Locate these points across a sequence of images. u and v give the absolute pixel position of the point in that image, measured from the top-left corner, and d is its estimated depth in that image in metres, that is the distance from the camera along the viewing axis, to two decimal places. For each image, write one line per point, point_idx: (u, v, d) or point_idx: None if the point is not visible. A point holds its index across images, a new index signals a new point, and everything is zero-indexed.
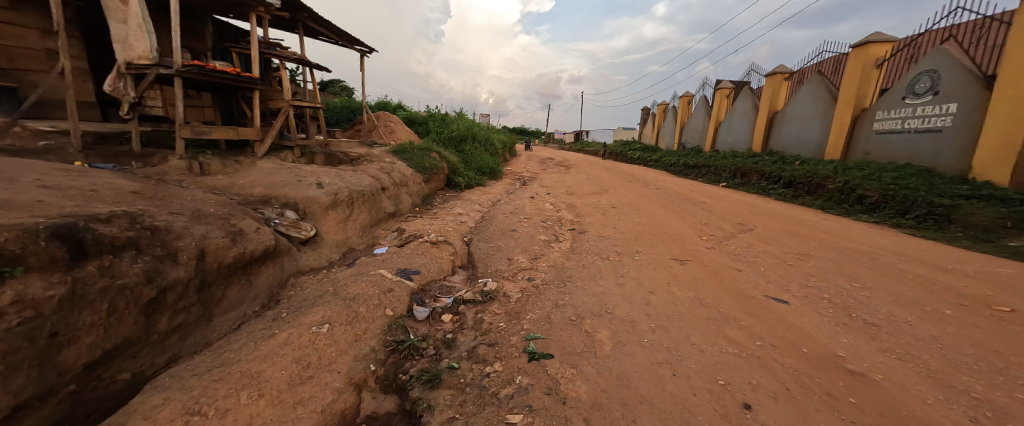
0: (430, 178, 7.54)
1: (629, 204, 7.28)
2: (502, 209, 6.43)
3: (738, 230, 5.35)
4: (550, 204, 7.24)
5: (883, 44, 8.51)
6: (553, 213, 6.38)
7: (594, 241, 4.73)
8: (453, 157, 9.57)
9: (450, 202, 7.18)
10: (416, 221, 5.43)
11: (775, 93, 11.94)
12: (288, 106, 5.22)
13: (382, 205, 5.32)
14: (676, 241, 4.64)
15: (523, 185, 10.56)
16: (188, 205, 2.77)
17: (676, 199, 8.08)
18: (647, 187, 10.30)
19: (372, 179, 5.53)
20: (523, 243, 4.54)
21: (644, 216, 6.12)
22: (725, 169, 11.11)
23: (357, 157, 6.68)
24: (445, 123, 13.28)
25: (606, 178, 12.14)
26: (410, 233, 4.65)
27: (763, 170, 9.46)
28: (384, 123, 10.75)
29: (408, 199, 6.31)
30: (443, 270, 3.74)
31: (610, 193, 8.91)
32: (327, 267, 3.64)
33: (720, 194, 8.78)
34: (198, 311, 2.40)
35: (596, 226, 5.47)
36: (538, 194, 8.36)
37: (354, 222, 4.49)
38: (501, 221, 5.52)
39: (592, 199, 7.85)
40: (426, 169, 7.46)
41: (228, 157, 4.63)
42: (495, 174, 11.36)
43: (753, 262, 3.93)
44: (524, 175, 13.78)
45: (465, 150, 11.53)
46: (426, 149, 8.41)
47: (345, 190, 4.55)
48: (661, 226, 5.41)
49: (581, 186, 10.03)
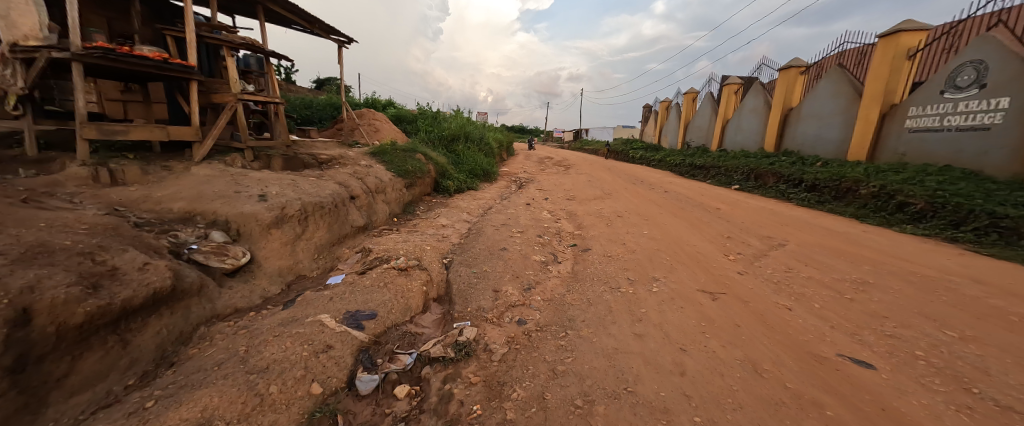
0: (413, 183, 6.73)
1: (636, 212, 6.49)
2: (493, 220, 5.63)
3: (767, 246, 4.56)
4: (548, 212, 6.44)
5: (916, 32, 7.70)
6: (550, 223, 5.60)
7: (599, 263, 3.93)
8: (442, 158, 8.75)
9: (435, 210, 6.36)
10: (390, 236, 4.63)
11: (790, 89, 11.12)
12: (235, 100, 4.40)
13: (348, 218, 4.49)
14: (699, 263, 3.85)
15: (519, 189, 9.75)
16: (29, 238, 1.96)
17: (687, 205, 7.30)
18: (652, 191, 9.51)
19: (338, 187, 4.70)
20: (513, 266, 3.74)
21: (655, 227, 5.33)
22: (736, 171, 10.32)
23: (327, 160, 5.85)
24: (435, 121, 12.46)
25: (608, 181, 11.38)
26: (377, 254, 3.82)
27: (781, 172, 8.67)
28: (367, 122, 9.90)
29: (385, 209, 5.49)
30: (410, 308, 2.93)
31: (613, 198, 8.11)
32: (259, 307, 2.81)
33: (734, 199, 7.99)
34: (11, 404, 1.53)
35: (601, 241, 4.67)
36: (534, 200, 7.54)
37: (307, 242, 3.67)
38: (489, 235, 4.73)
39: (595, 206, 7.06)
40: (408, 173, 6.64)
41: (156, 163, 3.82)
42: (489, 176, 10.55)
43: (800, 294, 3.14)
44: (521, 177, 12.98)
45: (456, 151, 10.70)
46: (410, 150, 7.59)
47: (296, 203, 3.72)
48: (676, 241, 4.62)
49: (582, 190, 9.25)
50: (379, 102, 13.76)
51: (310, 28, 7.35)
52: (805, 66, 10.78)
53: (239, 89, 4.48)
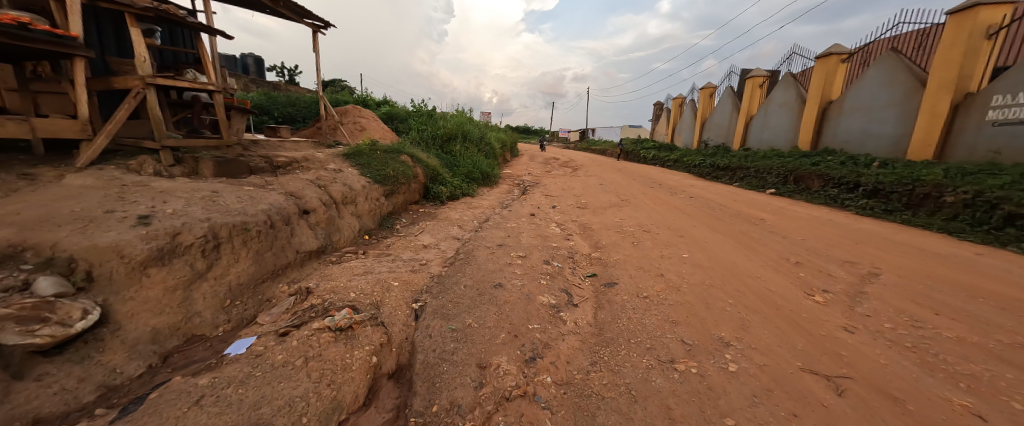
0: (394, 190, 5.63)
1: (664, 225, 5.31)
2: (488, 238, 4.49)
3: (857, 279, 3.35)
4: (556, 226, 5.31)
5: (999, 6, 6.43)
6: (560, 242, 4.45)
7: (634, 307, 2.78)
8: (434, 160, 7.66)
9: (420, 224, 5.24)
10: (351, 264, 3.53)
11: (829, 79, 9.83)
12: (144, 85, 3.35)
13: (294, 242, 3.38)
14: (780, 311, 2.65)
15: (522, 194, 8.63)
16: None
17: (723, 215, 6.14)
18: (675, 197, 8.34)
19: (284, 200, 3.59)
20: (509, 318, 2.59)
21: (695, 247, 4.15)
22: (771, 173, 9.11)
23: (285, 163, 4.77)
24: (431, 119, 11.43)
25: (622, 184, 10.22)
26: (318, 297, 2.69)
27: (829, 173, 7.44)
28: (352, 120, 8.87)
29: (351, 226, 4.37)
30: (338, 409, 1.78)
31: (632, 207, 6.93)
32: (86, 412, 1.70)
33: (776, 206, 6.78)
34: None
35: (629, 271, 3.50)
36: (541, 210, 6.39)
37: (218, 283, 2.56)
38: (481, 261, 3.59)
39: (612, 217, 5.91)
40: (388, 178, 5.53)
41: (15, 170, 2.75)
42: (490, 179, 9.47)
43: (972, 378, 1.94)
44: (525, 180, 11.87)
45: (453, 151, 9.64)
46: (394, 150, 6.49)
47: (205, 226, 2.62)
48: (731, 271, 3.44)
49: (594, 196, 8.12)
50: (371, 100, 12.77)
51: (275, 8, 6.49)
52: (848, 53, 9.52)
53: (151, 71, 3.41)
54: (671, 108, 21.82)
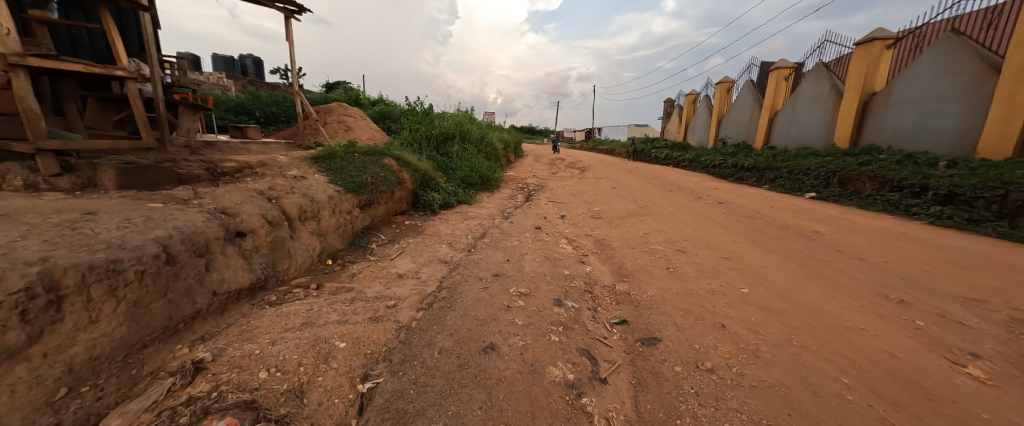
0: (372, 200, 4.72)
1: (701, 241, 4.32)
2: (481, 262, 3.54)
3: (1009, 332, 2.33)
4: (567, 243, 4.37)
5: None
6: (572, 269, 3.49)
7: (698, 392, 1.80)
8: (425, 163, 6.79)
9: (402, 242, 4.31)
10: (294, 307, 2.61)
11: (873, 67, 8.80)
12: (7, 66, 2.48)
13: (210, 279, 2.45)
14: (939, 407, 1.66)
15: (526, 200, 7.71)
16: None
17: (765, 227, 5.16)
18: (700, 203, 7.36)
19: (206, 220, 2.67)
20: (503, 417, 1.63)
21: (752, 278, 3.15)
22: (808, 175, 8.09)
23: (233, 170, 3.89)
24: (427, 118, 10.59)
25: (637, 188, 9.25)
26: (208, 381, 1.75)
27: (885, 175, 6.40)
28: (338, 119, 8.00)
29: (307, 249, 3.44)
30: None
31: (654, 216, 5.97)
32: None
33: (826, 216, 5.75)
34: None
35: (673, 316, 2.52)
36: (548, 221, 5.46)
37: (48, 362, 1.62)
38: (469, 303, 2.64)
39: (633, 230, 4.95)
40: (364, 186, 4.63)
41: None
42: (490, 183, 8.60)
43: None
44: (530, 183, 10.96)
45: (450, 152, 8.78)
46: (376, 152, 5.60)
47: (32, 272, 1.69)
48: (819, 319, 2.44)
49: (608, 202, 7.16)
50: (365, 98, 11.96)
51: None
52: (895, 38, 8.49)
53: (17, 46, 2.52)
54: (684, 105, 20.75)
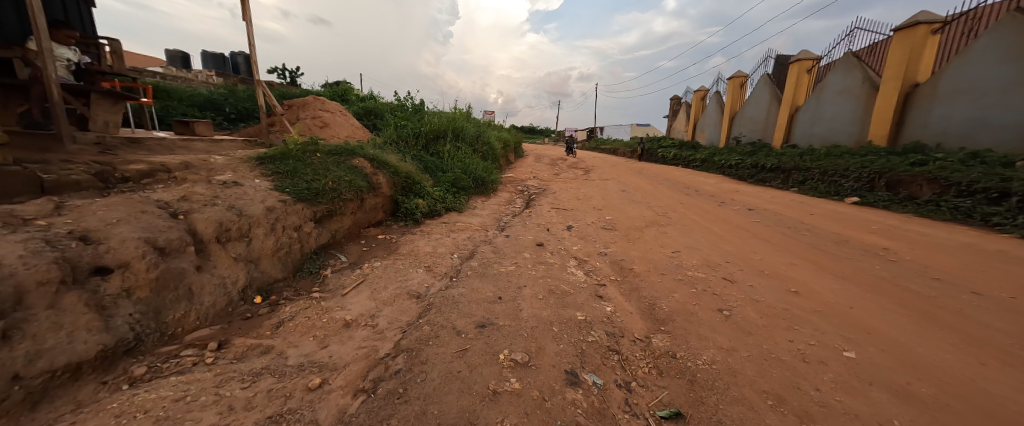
0: (334, 210, 3.80)
1: (748, 264, 3.38)
2: (463, 299, 2.60)
3: None
4: (578, 267, 3.44)
5: None
6: (586, 311, 2.55)
7: None
8: (408, 164, 5.88)
9: (366, 266, 3.35)
10: (162, 391, 1.68)
11: (915, 55, 7.96)
12: None
13: (8, 358, 1.49)
14: None
15: (526, 207, 6.79)
16: None
17: (820, 242, 4.21)
18: (726, 209, 6.42)
19: (29, 258, 1.74)
20: None
21: (849, 331, 2.20)
22: (846, 177, 7.21)
23: (141, 173, 2.97)
24: (419, 115, 9.71)
25: (650, 191, 8.31)
26: None
27: (947, 176, 5.48)
28: (313, 114, 7.10)
29: (221, 284, 2.50)
30: None
31: (678, 227, 5.03)
32: None
33: (885, 227, 4.81)
34: None
35: (760, 412, 1.58)
36: (553, 235, 4.52)
37: None
38: (436, 383, 1.71)
39: (657, 246, 4.01)
40: (321, 192, 3.69)
41: None
42: (485, 187, 7.72)
43: None
44: (530, 185, 10.04)
45: (441, 152, 7.90)
46: (346, 152, 4.68)
47: None
48: (1005, 420, 1.49)
49: (620, 209, 6.24)
50: (352, 94, 11.05)
51: None
52: (942, 22, 7.65)
53: None
54: (692, 102, 19.80)
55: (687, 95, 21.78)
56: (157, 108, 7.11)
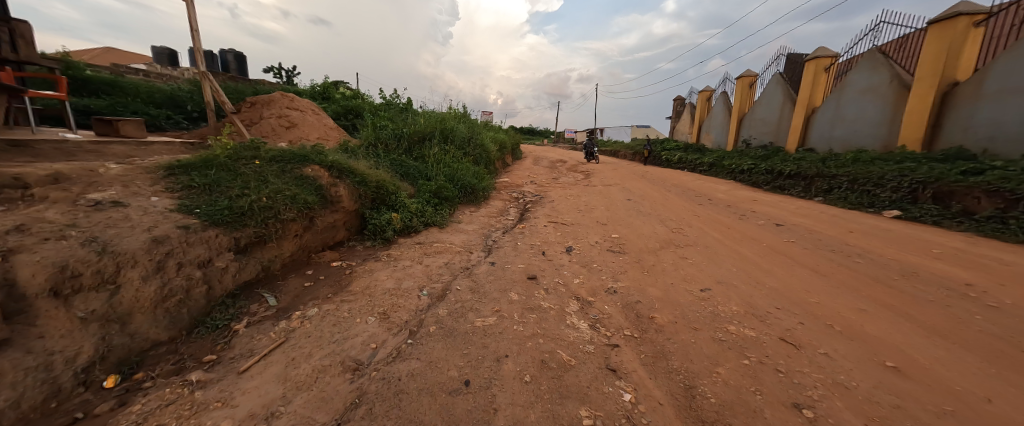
0: (272, 235, 2.98)
1: (807, 314, 2.54)
2: (413, 386, 1.76)
3: None
4: (583, 315, 2.63)
5: None
6: (594, 405, 1.71)
7: None
8: (384, 173, 5.10)
9: (296, 313, 2.51)
10: None
11: (955, 51, 7.24)
12: None
13: None
14: None
15: (520, 220, 6.00)
16: None
17: (881, 274, 3.38)
18: (748, 224, 5.62)
19: None
20: None
21: None
22: (882, 186, 6.43)
23: None
24: (406, 115, 8.93)
25: (658, 200, 7.50)
26: None
27: (1014, 189, 4.70)
28: (278, 113, 6.29)
29: (41, 366, 1.62)
30: None
31: (699, 250, 4.21)
32: None
33: (951, 252, 4.01)
34: None
35: None
36: (549, 262, 3.70)
37: None
38: None
39: (680, 282, 3.18)
40: (250, 212, 2.86)
41: None
42: (476, 195, 6.96)
43: None
44: (526, 192, 9.25)
45: (428, 157, 7.13)
46: (297, 158, 3.86)
47: None
48: None
49: (628, 223, 5.43)
50: (334, 92, 10.24)
51: None
52: (987, 13, 6.91)
53: None
54: (697, 103, 19.03)
55: (691, 96, 21.01)
56: (105, 104, 6.28)
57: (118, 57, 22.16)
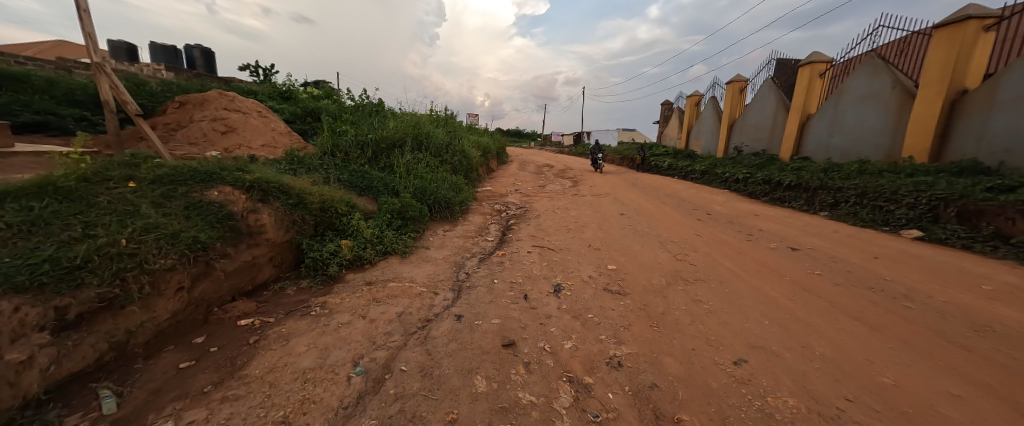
0: (136, 294, 2.06)
1: (895, 414, 1.79)
2: None
3: None
4: (577, 414, 1.83)
5: None
6: None
7: None
8: (333, 191, 4.23)
9: None
10: None
11: (963, 56, 6.83)
12: None
13: None
14: None
15: (500, 242, 5.21)
16: None
17: (946, 329, 2.70)
18: (759, 247, 4.96)
19: None
20: None
21: None
22: (896, 202, 5.90)
23: None
24: (376, 118, 8.06)
25: (653, 215, 6.84)
26: None
27: None
28: (213, 116, 5.33)
29: None
30: None
31: (713, 289, 3.48)
32: None
33: (1006, 290, 3.39)
34: None
35: None
36: (531, 313, 2.89)
37: None
38: None
39: (703, 347, 2.41)
40: (92, 264, 1.94)
41: None
42: (451, 210, 6.16)
43: None
44: (510, 203, 8.48)
45: (397, 167, 6.30)
46: (201, 176, 2.94)
47: None
48: None
49: (625, 249, 4.69)
50: (298, 91, 9.22)
51: None
52: (998, 16, 6.52)
53: None
54: (685, 108, 18.67)
55: (679, 100, 20.66)
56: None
57: (69, 50, 20.31)
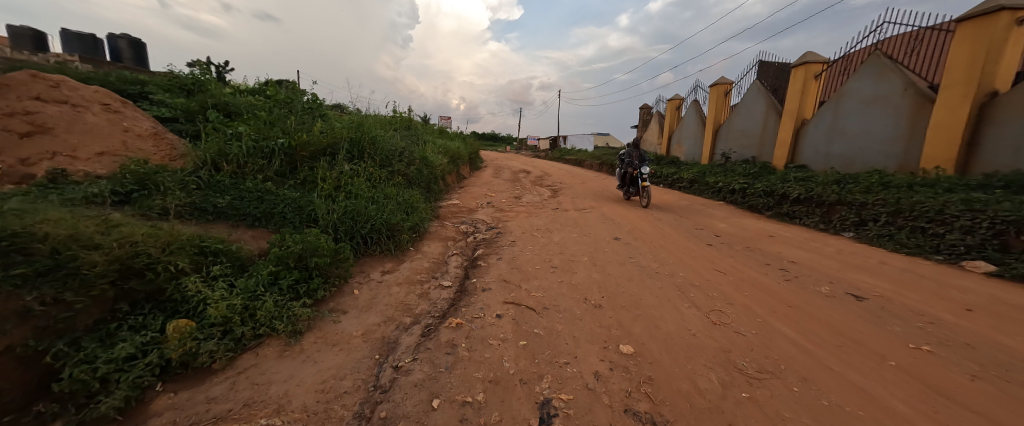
0: None
1: None
2: None
3: None
4: None
5: None
6: None
7: None
8: (163, 233, 2.53)
9: None
10: None
11: (994, 52, 5.99)
12: None
13: None
14: None
15: (459, 291, 3.66)
16: None
17: None
18: (806, 291, 3.70)
19: None
20: None
21: None
22: (946, 223, 4.86)
23: None
24: (305, 117, 6.33)
25: (654, 240, 5.53)
26: None
27: None
28: (11, 107, 3.48)
29: None
30: None
31: (801, 399, 2.09)
32: None
33: None
34: None
35: None
36: None
37: None
38: None
39: None
40: None
41: None
42: (395, 239, 4.55)
43: None
44: (479, 221, 6.96)
45: (319, 182, 4.64)
46: None
47: None
48: None
49: (636, 305, 3.27)
50: (209, 82, 7.31)
51: None
52: None
53: None
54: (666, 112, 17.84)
55: (659, 104, 19.88)
56: None
57: None
